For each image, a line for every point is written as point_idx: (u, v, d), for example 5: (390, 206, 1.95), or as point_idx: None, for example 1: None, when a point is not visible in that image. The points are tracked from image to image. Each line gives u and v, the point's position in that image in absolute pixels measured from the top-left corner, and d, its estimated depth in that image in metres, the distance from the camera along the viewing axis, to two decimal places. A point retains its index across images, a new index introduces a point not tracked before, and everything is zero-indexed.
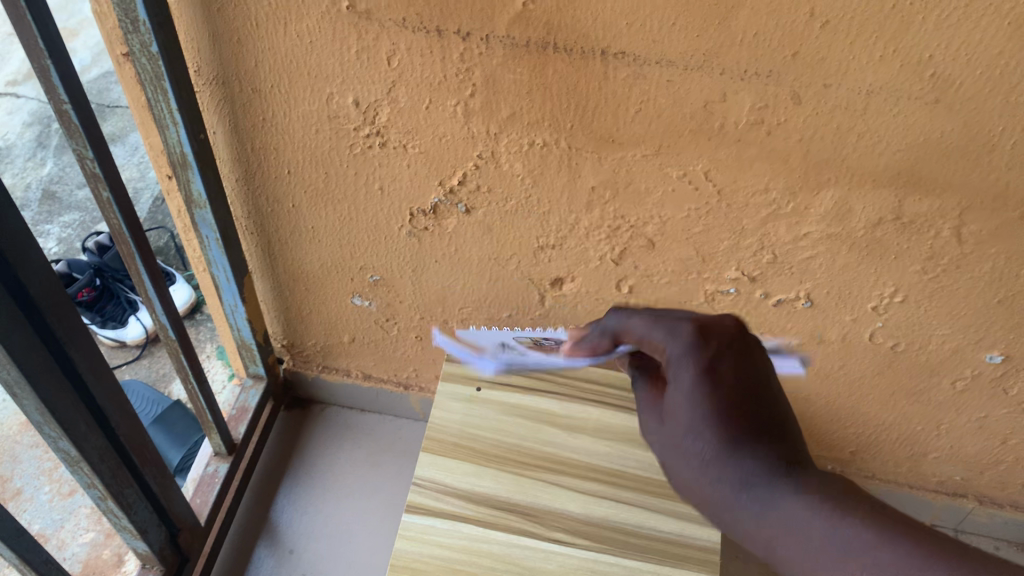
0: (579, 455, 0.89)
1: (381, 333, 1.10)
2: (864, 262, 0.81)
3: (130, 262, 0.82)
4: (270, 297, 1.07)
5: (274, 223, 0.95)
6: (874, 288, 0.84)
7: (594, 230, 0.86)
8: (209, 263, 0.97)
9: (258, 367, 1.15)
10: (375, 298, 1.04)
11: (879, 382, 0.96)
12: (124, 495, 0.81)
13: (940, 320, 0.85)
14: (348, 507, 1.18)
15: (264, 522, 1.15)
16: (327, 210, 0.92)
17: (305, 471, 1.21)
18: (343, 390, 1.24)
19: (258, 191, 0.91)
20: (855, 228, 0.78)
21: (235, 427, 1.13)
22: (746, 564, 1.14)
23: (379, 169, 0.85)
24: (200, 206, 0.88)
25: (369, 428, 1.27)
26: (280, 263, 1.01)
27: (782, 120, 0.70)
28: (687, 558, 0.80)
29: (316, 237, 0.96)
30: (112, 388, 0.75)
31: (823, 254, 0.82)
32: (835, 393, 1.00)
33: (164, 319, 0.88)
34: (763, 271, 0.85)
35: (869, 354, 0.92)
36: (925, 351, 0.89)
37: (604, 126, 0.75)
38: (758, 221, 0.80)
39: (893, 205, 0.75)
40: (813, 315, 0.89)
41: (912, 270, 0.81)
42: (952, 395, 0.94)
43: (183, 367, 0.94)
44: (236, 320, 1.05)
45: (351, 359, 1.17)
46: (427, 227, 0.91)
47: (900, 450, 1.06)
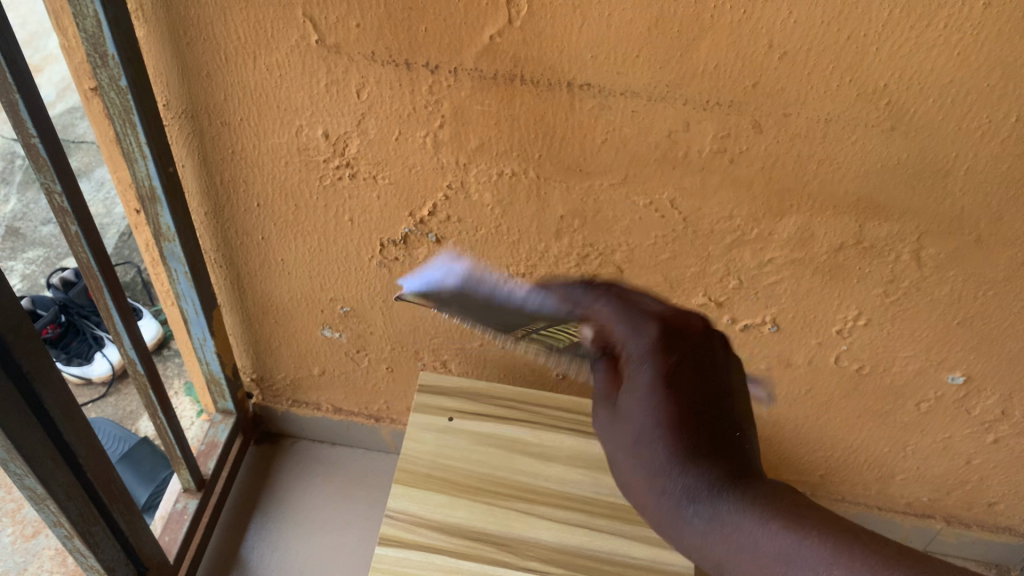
0: (552, 482, 0.89)
1: (352, 364, 1.10)
2: (827, 287, 0.83)
3: (98, 296, 0.82)
4: (239, 331, 1.07)
5: (243, 256, 0.95)
6: (838, 311, 0.85)
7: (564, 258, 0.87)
8: (178, 297, 0.96)
9: (228, 402, 1.14)
10: (345, 329, 1.04)
11: (846, 404, 0.97)
12: (91, 533, 0.80)
13: (903, 342, 0.87)
14: (319, 542, 1.16)
15: (234, 559, 1.13)
16: (297, 242, 0.92)
17: (277, 506, 1.19)
18: (314, 424, 1.23)
19: (227, 224, 0.91)
20: (818, 252, 0.80)
21: (204, 463, 1.11)
22: None
23: (348, 201, 0.86)
24: (169, 240, 0.88)
25: (340, 462, 1.26)
26: (249, 296, 1.01)
27: (744, 148, 0.72)
28: None
29: (286, 269, 0.96)
30: (79, 423, 0.74)
31: (787, 279, 0.83)
32: (803, 417, 1.01)
33: (133, 354, 0.88)
34: (730, 296, 0.86)
35: (835, 377, 0.94)
36: (889, 373, 0.91)
37: (571, 155, 0.76)
38: (723, 247, 0.81)
39: (854, 230, 0.77)
40: (780, 339, 0.90)
41: (875, 293, 0.82)
42: (917, 416, 0.96)
43: (151, 402, 0.93)
44: (205, 354, 1.04)
45: (321, 392, 1.17)
46: (397, 258, 0.91)
47: (869, 472, 1.08)
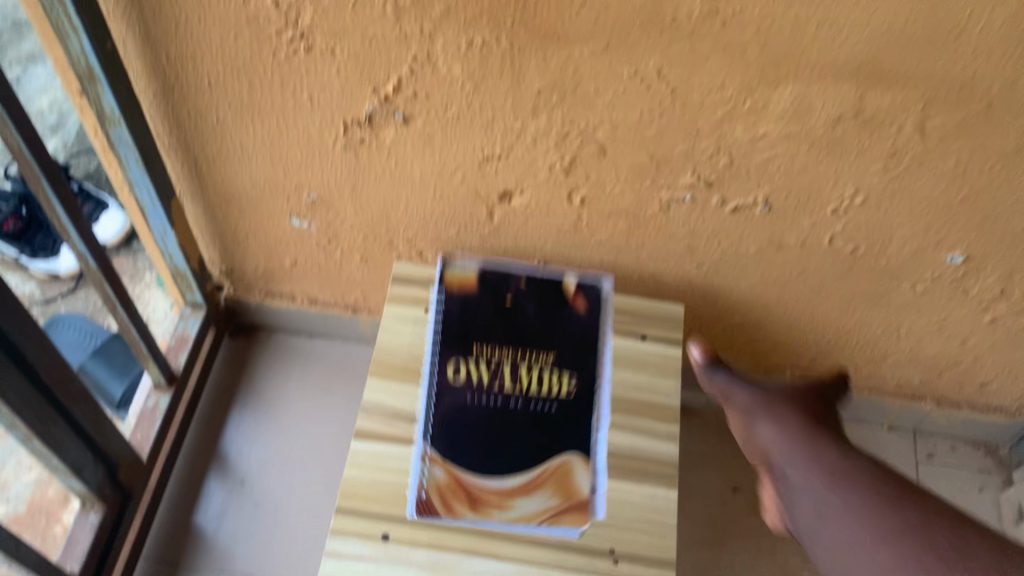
0: None
1: (324, 255, 1.05)
2: (824, 163, 0.77)
3: (36, 187, 0.76)
4: (203, 221, 1.01)
5: (199, 140, 0.88)
6: (835, 189, 0.80)
7: (541, 139, 0.80)
8: (132, 186, 0.90)
9: (196, 295, 1.09)
10: (314, 218, 0.98)
11: (839, 287, 0.93)
12: (52, 435, 0.77)
13: (902, 221, 0.82)
14: (298, 435, 1.14)
15: (213, 453, 1.12)
16: (254, 124, 0.85)
17: (254, 399, 1.17)
18: (289, 316, 1.19)
19: (177, 106, 0.84)
20: (815, 126, 0.74)
21: (175, 358, 1.08)
22: (704, 473, 1.13)
23: (306, 77, 0.79)
24: (114, 123, 0.82)
25: (317, 352, 1.22)
26: (209, 184, 0.95)
27: (737, 10, 0.65)
28: (643, 473, 0.81)
29: (245, 154, 0.89)
30: (26, 323, 0.70)
31: (781, 155, 0.77)
32: (795, 300, 0.97)
33: (82, 247, 0.84)
34: (720, 176, 0.81)
35: (828, 259, 0.89)
36: (885, 255, 0.87)
37: (547, 22, 0.69)
38: (714, 121, 0.75)
39: (855, 100, 0.70)
40: (771, 220, 0.85)
41: (874, 169, 0.77)
42: (912, 298, 0.93)
43: (109, 298, 0.90)
44: (166, 246, 1.00)
45: (294, 283, 1.12)
46: (363, 140, 0.85)
47: (860, 355, 1.05)
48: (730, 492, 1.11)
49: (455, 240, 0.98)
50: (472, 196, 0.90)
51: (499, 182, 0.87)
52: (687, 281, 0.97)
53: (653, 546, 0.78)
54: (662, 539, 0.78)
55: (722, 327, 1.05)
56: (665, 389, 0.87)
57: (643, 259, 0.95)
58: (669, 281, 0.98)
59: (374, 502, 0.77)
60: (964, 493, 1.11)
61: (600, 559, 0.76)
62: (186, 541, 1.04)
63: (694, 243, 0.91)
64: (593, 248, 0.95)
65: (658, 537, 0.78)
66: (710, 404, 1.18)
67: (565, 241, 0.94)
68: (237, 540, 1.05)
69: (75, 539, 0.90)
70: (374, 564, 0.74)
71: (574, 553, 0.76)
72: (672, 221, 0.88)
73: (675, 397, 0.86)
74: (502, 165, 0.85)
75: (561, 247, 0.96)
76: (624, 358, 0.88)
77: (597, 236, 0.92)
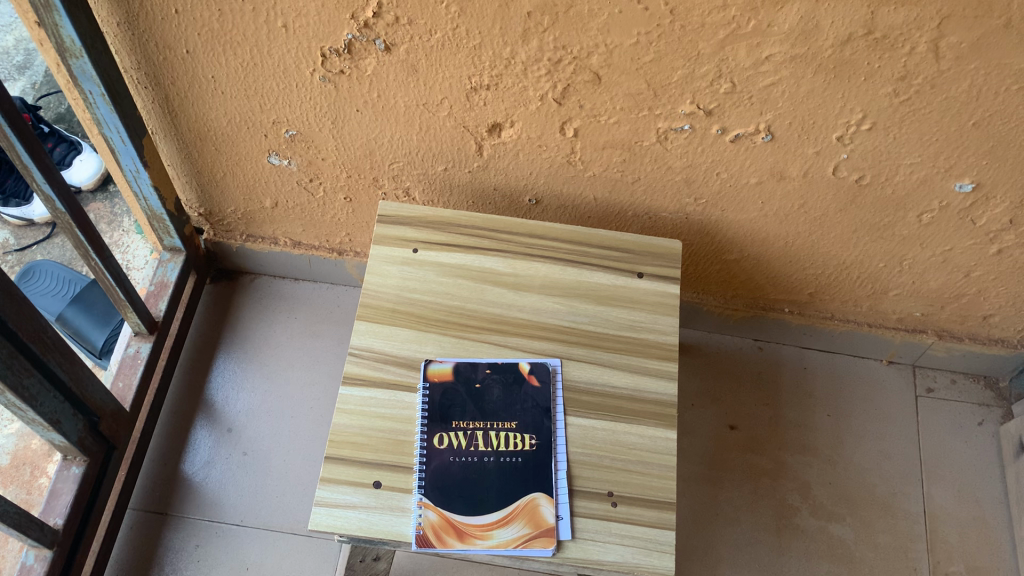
0: (526, 314, 0.83)
1: (306, 195, 1.01)
2: (831, 87, 0.73)
3: None
4: (177, 160, 0.97)
5: (169, 74, 0.83)
6: (841, 115, 0.76)
7: (532, 66, 0.76)
8: (99, 124, 0.86)
9: (175, 239, 1.06)
10: (294, 155, 0.94)
11: (841, 219, 0.90)
12: (25, 386, 0.74)
13: (910, 147, 0.78)
14: (286, 381, 1.11)
15: (199, 402, 1.09)
16: (226, 55, 0.80)
17: (239, 345, 1.14)
18: (272, 260, 1.15)
19: (143, 37, 0.79)
20: (823, 46, 0.69)
21: (155, 305, 1.05)
22: (701, 412, 1.11)
23: (279, 2, 0.73)
24: (76, 56, 0.77)
25: (302, 296, 1.18)
26: (182, 121, 0.90)
27: None
28: (642, 412, 0.79)
29: (219, 88, 0.85)
30: None
31: (786, 80, 0.73)
32: (795, 234, 0.94)
33: (49, 190, 0.79)
34: (721, 103, 0.77)
35: (832, 189, 0.86)
36: (891, 184, 0.84)
37: None
38: (715, 44, 0.70)
39: (866, 18, 0.66)
40: (774, 149, 0.81)
41: (883, 93, 0.73)
42: (917, 229, 0.89)
43: (80, 243, 0.86)
44: (140, 187, 0.95)
45: (276, 225, 1.08)
46: (343, 71, 0.80)
47: (860, 289, 1.02)
48: (727, 430, 1.10)
49: (442, 176, 0.94)
50: (459, 129, 0.86)
51: (488, 114, 0.83)
52: (684, 216, 0.94)
53: (652, 487, 0.75)
54: (663, 480, 0.75)
55: (720, 264, 1.02)
56: (664, 327, 0.84)
57: (638, 194, 0.91)
58: (665, 216, 0.95)
59: (365, 450, 0.74)
60: (965, 427, 1.10)
61: (599, 503, 0.74)
62: (174, 491, 1.02)
63: (692, 176, 0.87)
64: (587, 183, 0.91)
65: (657, 476, 0.75)
66: (706, 343, 1.16)
67: (557, 176, 0.90)
68: (226, 489, 1.03)
69: (58, 491, 0.87)
70: (365, 511, 0.72)
71: (574, 497, 0.74)
72: (670, 153, 0.84)
73: (674, 335, 0.83)
74: (491, 96, 0.80)
75: (553, 182, 0.92)
76: (621, 296, 0.85)
77: (591, 170, 0.88)
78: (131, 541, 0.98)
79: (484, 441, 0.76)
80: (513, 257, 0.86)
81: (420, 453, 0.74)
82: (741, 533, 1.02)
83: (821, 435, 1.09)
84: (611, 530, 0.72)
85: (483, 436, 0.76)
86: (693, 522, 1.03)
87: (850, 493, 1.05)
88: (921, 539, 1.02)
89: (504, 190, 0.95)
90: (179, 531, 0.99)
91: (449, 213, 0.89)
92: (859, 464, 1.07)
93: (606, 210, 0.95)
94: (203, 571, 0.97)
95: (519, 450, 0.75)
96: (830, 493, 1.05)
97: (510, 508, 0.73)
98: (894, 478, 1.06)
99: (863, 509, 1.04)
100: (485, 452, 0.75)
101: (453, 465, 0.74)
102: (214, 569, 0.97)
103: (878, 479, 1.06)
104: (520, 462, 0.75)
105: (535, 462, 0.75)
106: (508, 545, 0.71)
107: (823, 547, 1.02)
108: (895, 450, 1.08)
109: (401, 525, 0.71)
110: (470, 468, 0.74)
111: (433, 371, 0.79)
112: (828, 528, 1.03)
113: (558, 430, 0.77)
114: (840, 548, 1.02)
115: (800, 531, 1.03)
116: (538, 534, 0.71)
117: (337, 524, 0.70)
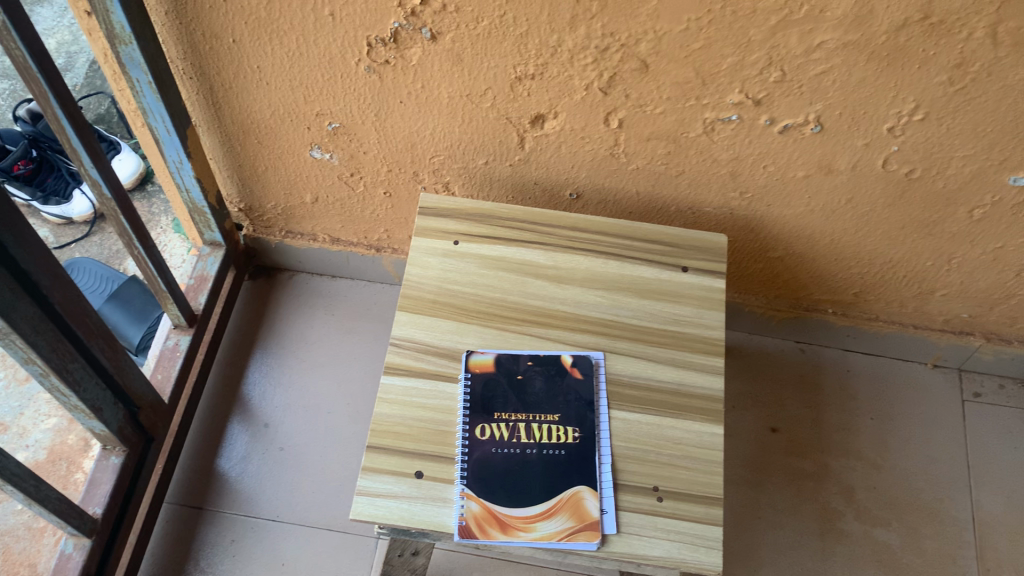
0: (568, 306, 0.82)
1: (346, 190, 1.01)
2: (883, 75, 0.72)
3: (44, 105, 0.71)
4: (220, 154, 0.97)
5: (215, 64, 0.84)
6: (893, 105, 0.75)
7: (579, 54, 0.75)
8: (145, 113, 0.86)
9: (215, 234, 1.06)
10: (336, 149, 0.94)
11: (889, 214, 0.89)
12: (70, 370, 0.74)
13: (963, 139, 0.77)
14: (322, 377, 1.11)
15: (236, 397, 1.09)
16: (272, 45, 0.80)
17: (276, 342, 1.13)
18: (310, 256, 1.15)
19: (191, 25, 0.79)
20: (877, 32, 0.68)
21: (194, 298, 1.05)
22: (741, 414, 1.10)
23: None
24: (125, 42, 0.77)
25: (339, 294, 1.18)
26: (226, 112, 0.90)
27: None
28: (687, 406, 0.77)
29: (264, 79, 0.85)
30: (37, 250, 0.67)
31: (838, 68, 0.72)
32: (841, 231, 0.92)
33: (96, 175, 0.79)
34: (770, 92, 0.76)
35: (881, 183, 0.84)
36: (942, 177, 0.82)
37: None
38: (766, 30, 0.69)
39: (923, 3, 0.65)
40: (822, 141, 0.80)
41: (937, 81, 0.72)
42: (968, 226, 0.88)
43: (125, 230, 0.86)
44: (183, 179, 0.96)
45: (315, 221, 1.09)
46: (388, 60, 0.80)
47: (907, 288, 1.00)
48: (769, 432, 1.09)
49: (483, 170, 0.93)
50: (502, 121, 0.85)
51: (532, 105, 0.83)
52: (728, 212, 0.93)
53: (699, 482, 0.73)
54: (710, 476, 0.74)
55: (763, 262, 1.01)
56: (709, 322, 0.82)
57: (682, 187, 0.90)
58: (709, 212, 0.94)
59: (407, 440, 0.73)
60: (1012, 433, 1.08)
61: (644, 497, 0.72)
62: (210, 485, 1.02)
63: (738, 168, 0.86)
64: (630, 176, 0.90)
65: (703, 472, 0.74)
66: (746, 344, 1.15)
67: (600, 170, 0.90)
68: (262, 483, 1.02)
69: (98, 481, 0.88)
70: (407, 501, 0.70)
71: (619, 491, 0.72)
72: (716, 145, 0.83)
73: (720, 329, 0.82)
74: (536, 85, 0.80)
75: (595, 175, 0.91)
76: (666, 290, 0.84)
77: (634, 163, 0.88)
78: (167, 534, 0.98)
79: (526, 432, 0.75)
80: (555, 250, 0.86)
81: (462, 443, 0.73)
82: (783, 537, 1.01)
83: (864, 439, 1.08)
84: (657, 525, 0.71)
85: (525, 428, 0.75)
86: (734, 524, 1.02)
87: (896, 498, 1.04)
88: (970, 545, 1.00)
89: (544, 184, 0.94)
90: (215, 525, 0.99)
91: (491, 206, 0.88)
92: (905, 468, 1.06)
93: (648, 205, 0.94)
94: (239, 565, 0.97)
95: (563, 443, 0.74)
96: (874, 497, 1.04)
97: (553, 501, 0.71)
98: (941, 483, 1.05)
99: (909, 514, 1.03)
100: (528, 444, 0.74)
101: (495, 456, 0.73)
102: (249, 564, 0.97)
103: (924, 484, 1.05)
104: (563, 454, 0.73)
105: (579, 455, 0.74)
106: (552, 537, 0.69)
107: (867, 551, 1.00)
108: (941, 454, 1.07)
109: (444, 516, 0.70)
110: (512, 460, 0.73)
111: (475, 362, 0.78)
112: (873, 532, 1.01)
113: (602, 423, 0.76)
114: (885, 553, 1.00)
115: (844, 535, 1.01)
116: (582, 528, 0.69)
117: (379, 514, 0.69)
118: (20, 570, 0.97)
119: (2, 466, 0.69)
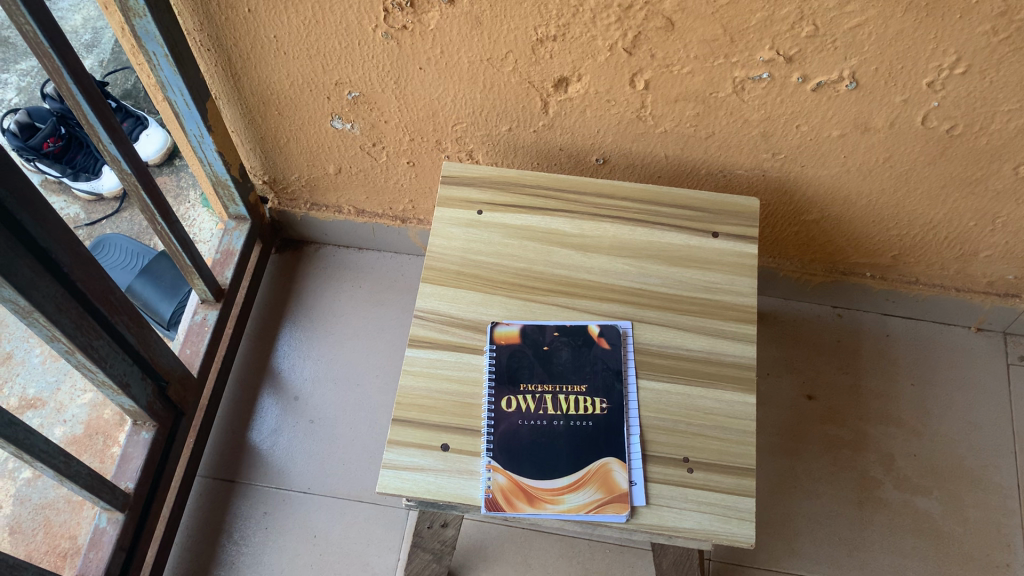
0: (593, 274, 0.80)
1: (370, 160, 0.99)
2: (922, 26, 0.68)
3: (60, 81, 0.70)
4: (241, 125, 0.96)
5: (231, 35, 0.82)
6: (932, 58, 0.71)
7: (602, 13, 0.72)
8: (164, 87, 0.85)
9: (239, 207, 1.05)
10: (357, 119, 0.92)
11: (929, 173, 0.85)
12: (95, 347, 0.74)
13: (1009, 92, 0.73)
14: (351, 349, 1.11)
15: (266, 371, 1.09)
16: (289, 14, 0.79)
17: (304, 315, 1.13)
18: (337, 228, 1.14)
19: None
20: None
21: (220, 272, 1.05)
22: (777, 381, 1.08)
23: None
24: (138, 15, 0.76)
25: (366, 266, 1.18)
26: (245, 84, 0.89)
27: None
28: (718, 375, 0.75)
29: (282, 49, 0.83)
30: (55, 227, 0.67)
31: (873, 21, 0.68)
32: (879, 191, 0.89)
33: (115, 151, 0.78)
34: (802, 48, 0.72)
35: (920, 140, 0.81)
36: (986, 133, 0.78)
37: None
38: None
39: None
40: (858, 97, 0.77)
41: (980, 31, 0.68)
42: (1012, 182, 0.84)
43: (148, 207, 0.86)
44: (205, 153, 0.95)
45: (339, 192, 1.07)
46: (405, 25, 0.78)
47: (949, 250, 0.97)
48: (805, 400, 1.06)
49: (507, 137, 0.91)
50: (524, 85, 0.83)
51: (555, 68, 0.80)
52: (761, 173, 0.90)
53: (729, 453, 0.71)
54: (742, 446, 0.72)
55: (798, 225, 0.98)
56: (741, 289, 0.80)
57: (712, 150, 0.88)
58: (740, 174, 0.91)
59: (433, 412, 0.72)
60: None
61: (674, 468, 0.70)
62: (242, 459, 1.02)
63: (770, 128, 0.83)
64: (659, 140, 0.88)
65: (735, 442, 0.72)
66: (782, 309, 1.13)
67: (627, 134, 0.87)
68: (293, 457, 1.03)
69: (129, 456, 0.88)
70: (433, 473, 0.69)
71: (648, 463, 0.70)
72: (746, 105, 0.80)
73: (751, 296, 0.80)
74: (558, 47, 0.77)
75: (623, 140, 0.89)
76: (696, 257, 0.82)
77: (662, 126, 0.85)
78: (200, 507, 0.99)
79: (553, 404, 0.73)
80: (581, 217, 0.84)
81: (488, 416, 0.72)
82: (821, 506, 0.99)
83: (904, 405, 1.05)
84: (687, 496, 0.69)
85: (552, 400, 0.74)
86: (770, 493, 1.00)
87: (936, 465, 1.01)
88: (1014, 514, 0.98)
89: (570, 149, 0.92)
90: (247, 498, 1.00)
91: (516, 173, 0.86)
92: (947, 434, 1.03)
93: (678, 168, 0.92)
94: (272, 538, 0.97)
95: (590, 415, 0.73)
96: (915, 464, 1.01)
97: (581, 473, 0.70)
98: (984, 450, 1.02)
99: (951, 481, 1.00)
100: (555, 416, 0.73)
101: (522, 428, 0.72)
102: (282, 536, 0.97)
103: (966, 450, 1.02)
104: (590, 427, 0.72)
105: (606, 426, 0.72)
106: (579, 510, 0.68)
107: (907, 520, 0.98)
108: (985, 420, 1.04)
109: (470, 489, 0.69)
110: (540, 432, 0.72)
111: (499, 334, 0.77)
112: (912, 501, 0.99)
113: (630, 393, 0.74)
114: (926, 521, 0.98)
115: (882, 504, 0.99)
116: (611, 499, 0.68)
117: (405, 486, 0.68)
118: (61, 542, 0.98)
119: (32, 443, 0.69)
